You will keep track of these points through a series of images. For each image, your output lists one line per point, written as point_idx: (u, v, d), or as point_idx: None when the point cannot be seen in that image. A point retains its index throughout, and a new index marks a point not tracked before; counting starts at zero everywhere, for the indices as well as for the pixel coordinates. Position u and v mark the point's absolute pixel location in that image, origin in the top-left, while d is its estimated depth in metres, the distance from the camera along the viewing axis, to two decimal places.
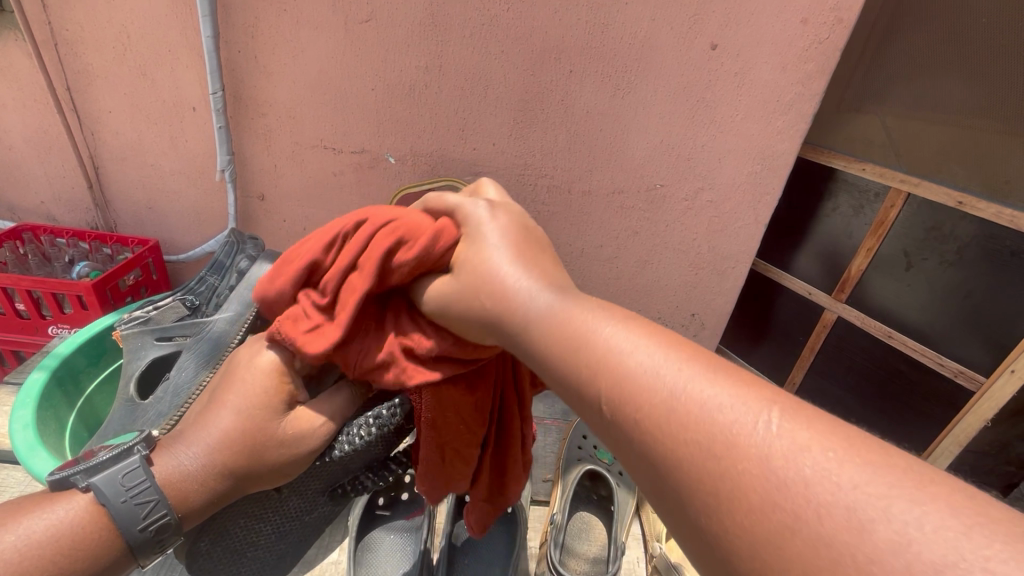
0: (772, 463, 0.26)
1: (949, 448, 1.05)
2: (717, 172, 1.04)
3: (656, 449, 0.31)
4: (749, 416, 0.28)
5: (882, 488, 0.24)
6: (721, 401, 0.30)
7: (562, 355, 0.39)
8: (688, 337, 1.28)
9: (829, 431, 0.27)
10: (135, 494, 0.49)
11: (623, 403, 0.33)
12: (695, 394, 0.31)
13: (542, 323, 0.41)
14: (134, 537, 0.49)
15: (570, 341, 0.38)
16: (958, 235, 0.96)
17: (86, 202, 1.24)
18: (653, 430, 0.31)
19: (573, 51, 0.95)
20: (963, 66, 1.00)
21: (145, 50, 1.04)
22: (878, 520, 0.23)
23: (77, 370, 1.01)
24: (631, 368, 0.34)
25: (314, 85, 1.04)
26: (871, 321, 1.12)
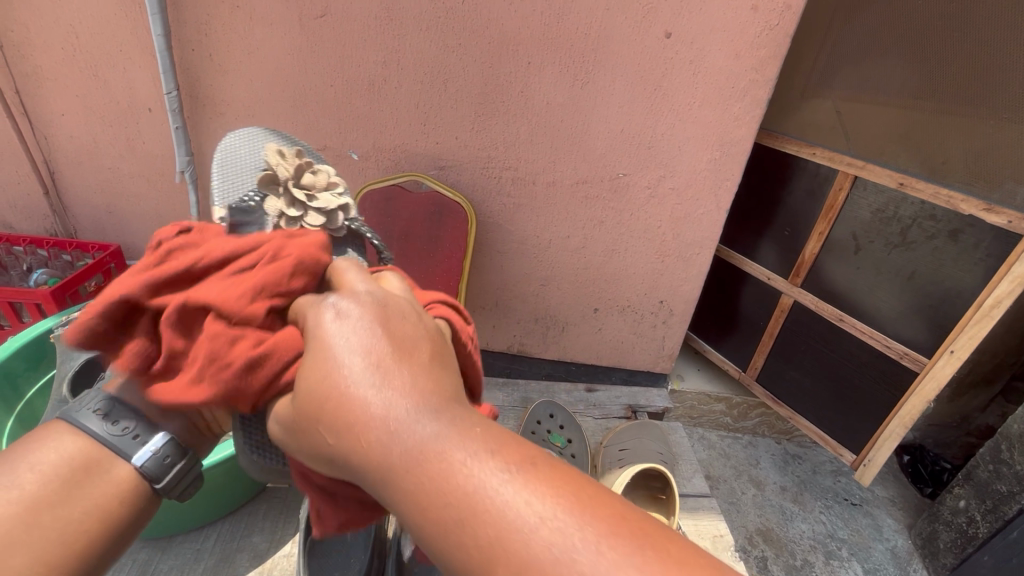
0: (510, 525, 0.28)
1: (896, 430, 1.06)
2: (677, 159, 1.06)
3: (425, 506, 0.31)
4: (507, 486, 0.29)
5: (594, 550, 0.27)
6: (507, 499, 0.29)
7: (353, 446, 0.34)
8: (658, 324, 1.29)
9: (603, 521, 0.28)
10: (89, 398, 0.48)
11: (420, 504, 0.31)
12: (503, 506, 0.29)
13: (372, 429, 0.33)
14: (104, 437, 0.46)
15: (376, 457, 0.33)
16: (901, 217, 0.99)
17: (42, 208, 1.22)
18: (426, 513, 0.30)
19: (530, 43, 0.96)
20: (902, 53, 1.04)
21: (96, 50, 1.02)
22: (570, 549, 0.27)
23: (15, 375, 0.99)
24: (454, 460, 0.31)
25: (272, 82, 1.03)
26: (824, 304, 1.14)
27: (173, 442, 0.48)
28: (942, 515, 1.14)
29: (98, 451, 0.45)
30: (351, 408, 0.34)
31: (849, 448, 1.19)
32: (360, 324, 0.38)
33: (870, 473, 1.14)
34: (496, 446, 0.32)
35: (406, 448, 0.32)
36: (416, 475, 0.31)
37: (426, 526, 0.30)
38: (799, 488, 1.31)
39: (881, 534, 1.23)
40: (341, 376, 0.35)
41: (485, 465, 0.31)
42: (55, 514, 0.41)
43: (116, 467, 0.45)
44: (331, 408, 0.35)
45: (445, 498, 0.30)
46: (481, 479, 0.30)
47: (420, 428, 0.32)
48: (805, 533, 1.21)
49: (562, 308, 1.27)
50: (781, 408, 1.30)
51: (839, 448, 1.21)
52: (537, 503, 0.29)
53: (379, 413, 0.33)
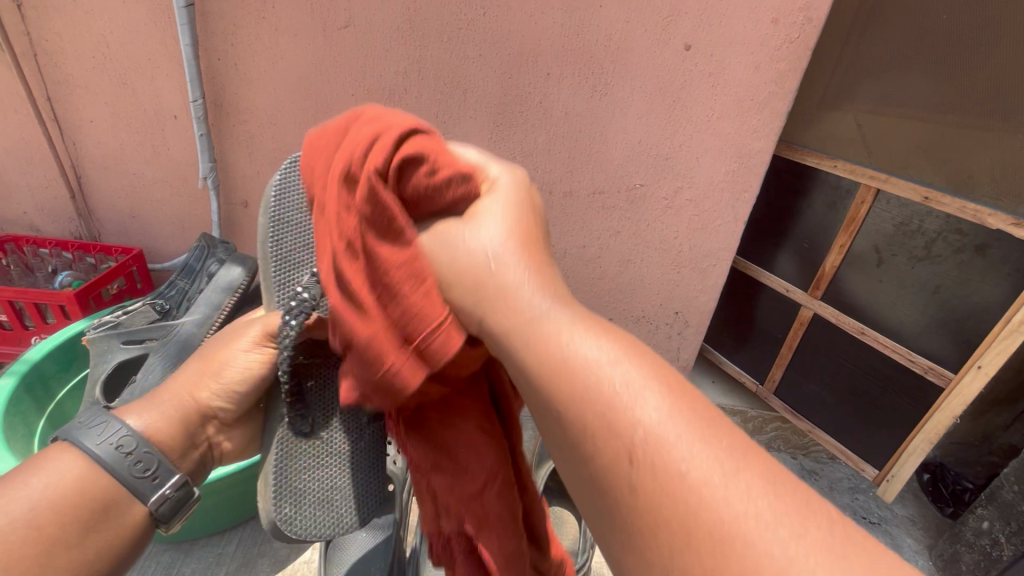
0: (686, 480, 0.29)
1: (921, 445, 1.04)
2: (695, 170, 1.05)
3: (628, 489, 0.31)
4: (692, 450, 0.30)
5: (763, 500, 0.28)
6: (672, 433, 0.31)
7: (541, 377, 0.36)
8: (672, 336, 1.28)
9: (761, 478, 0.29)
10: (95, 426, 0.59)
11: (638, 498, 0.30)
12: (684, 460, 0.30)
13: (561, 358, 0.36)
14: (107, 459, 0.57)
15: (556, 383, 0.35)
16: (925, 231, 0.97)
17: (69, 212, 1.24)
18: (635, 492, 0.31)
19: (550, 54, 0.96)
20: (925, 66, 1.01)
21: (125, 59, 1.04)
22: (755, 523, 0.27)
23: (47, 375, 1.01)
24: (643, 429, 0.31)
25: (295, 91, 1.04)
26: (845, 318, 1.13)
27: (181, 484, 0.61)
28: (964, 536, 1.11)
29: (101, 475, 0.56)
30: (544, 339, 0.37)
31: (870, 463, 1.18)
32: (483, 219, 0.45)
33: (894, 488, 1.13)
34: (666, 385, 0.34)
35: (611, 395, 0.33)
36: (599, 410, 0.33)
37: (597, 456, 0.33)
38: None
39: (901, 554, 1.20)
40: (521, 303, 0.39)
41: (643, 392, 0.33)
42: (68, 553, 0.52)
43: (131, 503, 0.58)
44: (505, 327, 0.39)
45: (658, 481, 0.30)
46: (662, 433, 0.31)
47: (619, 373, 0.34)
48: None
49: None
50: (800, 422, 1.28)
51: (860, 463, 1.19)
52: (717, 468, 0.29)
53: (584, 356, 0.35)
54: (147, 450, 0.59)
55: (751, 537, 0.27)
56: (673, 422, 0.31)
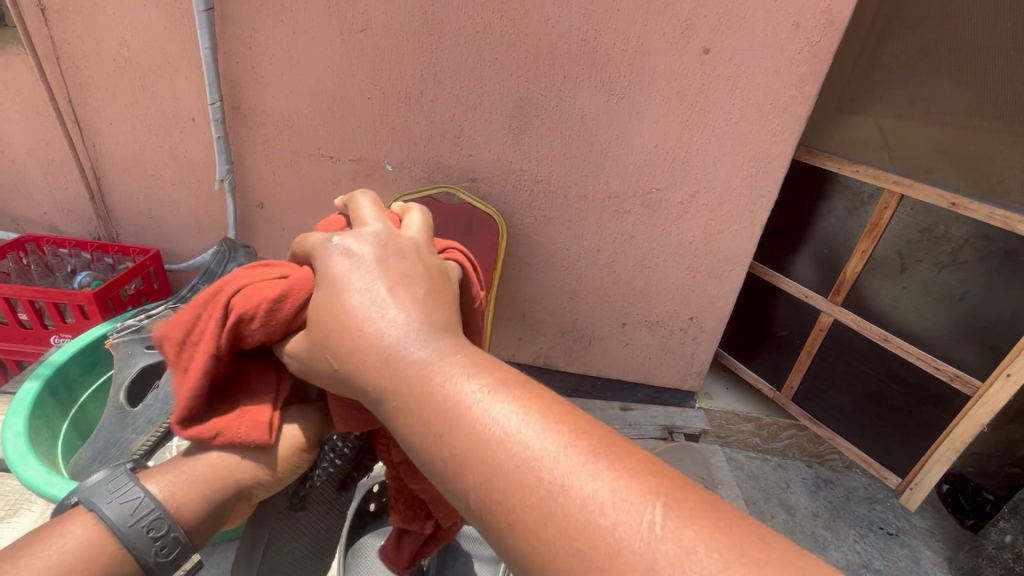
0: (584, 511, 0.28)
1: (946, 454, 1.02)
2: (712, 174, 1.04)
3: (510, 505, 0.30)
4: (592, 479, 0.29)
5: (706, 545, 0.26)
6: (598, 493, 0.28)
7: (406, 391, 0.36)
8: (687, 341, 1.27)
9: (692, 516, 0.27)
10: None
11: (510, 500, 0.30)
12: (587, 491, 0.28)
13: (438, 385, 0.35)
14: (125, 536, 0.39)
15: (451, 420, 0.33)
16: (952, 237, 0.96)
17: (88, 213, 1.26)
18: (521, 512, 0.30)
19: (566, 57, 0.96)
20: (955, 71, 1.00)
21: (145, 62, 1.06)
22: (649, 533, 0.26)
23: (71, 379, 1.02)
24: (530, 449, 0.31)
25: (312, 95, 1.05)
26: (867, 324, 1.11)
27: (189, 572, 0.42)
28: (985, 549, 1.10)
29: None
30: (418, 370, 0.36)
31: (894, 471, 1.15)
32: (368, 265, 0.41)
33: (917, 497, 1.11)
34: (530, 400, 0.34)
35: (492, 438, 0.32)
36: (501, 463, 0.31)
37: (474, 481, 0.32)
38: (832, 514, 1.26)
39: (920, 566, 1.18)
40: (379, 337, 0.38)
41: (515, 417, 0.33)
42: None
43: None
44: (381, 371, 0.37)
45: (526, 506, 0.30)
46: (537, 438, 0.31)
47: (500, 414, 0.33)
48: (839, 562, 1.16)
49: (590, 321, 1.26)
50: (819, 428, 1.26)
51: (882, 471, 1.17)
52: (605, 478, 0.29)
53: (464, 387, 0.35)
54: None
55: (640, 550, 0.26)
56: (591, 478, 0.29)
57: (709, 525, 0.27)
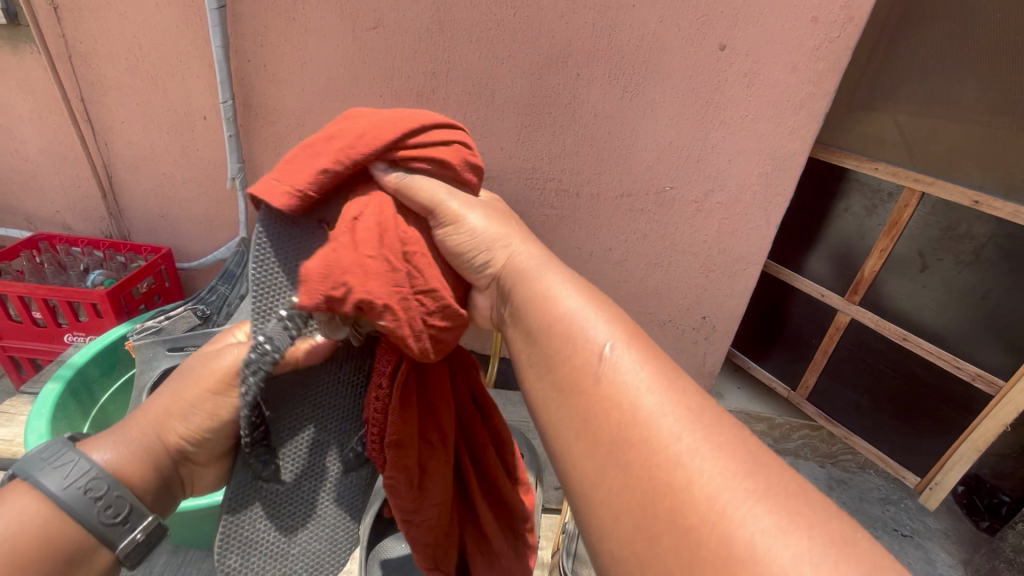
0: (687, 466, 0.33)
1: (967, 453, 1.02)
2: (727, 172, 1.03)
3: (627, 453, 0.35)
4: (700, 455, 0.33)
5: (810, 557, 0.28)
6: (689, 441, 0.34)
7: (562, 354, 0.42)
8: (700, 340, 1.26)
9: (792, 509, 0.31)
10: (55, 463, 0.44)
11: (627, 447, 0.35)
12: (695, 463, 0.33)
13: (581, 343, 0.41)
14: (64, 498, 0.42)
15: (575, 353, 0.41)
16: (974, 235, 0.94)
17: (100, 211, 1.27)
18: (638, 472, 0.34)
19: (580, 54, 0.95)
20: (977, 66, 0.98)
21: (157, 60, 1.05)
22: (752, 518, 0.30)
23: (91, 380, 1.02)
24: (664, 424, 0.35)
25: (323, 93, 1.05)
26: (886, 324, 1.09)
27: (156, 528, 0.46)
28: (1003, 552, 1.10)
29: (61, 519, 0.42)
30: (564, 323, 0.43)
31: (911, 470, 1.15)
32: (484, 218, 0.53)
33: (937, 496, 1.11)
34: (653, 370, 0.39)
35: (620, 390, 0.38)
36: (625, 418, 0.36)
37: (592, 439, 0.37)
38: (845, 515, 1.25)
39: (935, 568, 1.17)
40: (533, 294, 0.47)
41: (641, 373, 0.39)
42: None
43: (98, 554, 0.44)
44: (538, 312, 0.45)
45: (640, 446, 0.35)
46: (661, 415, 0.36)
47: (629, 369, 0.39)
48: None
49: None
50: (835, 427, 1.25)
51: (900, 470, 1.17)
52: (689, 434, 0.35)
53: (605, 349, 0.40)
54: (122, 492, 0.44)
55: (752, 533, 0.29)
56: (700, 456, 0.33)
57: (785, 503, 0.31)
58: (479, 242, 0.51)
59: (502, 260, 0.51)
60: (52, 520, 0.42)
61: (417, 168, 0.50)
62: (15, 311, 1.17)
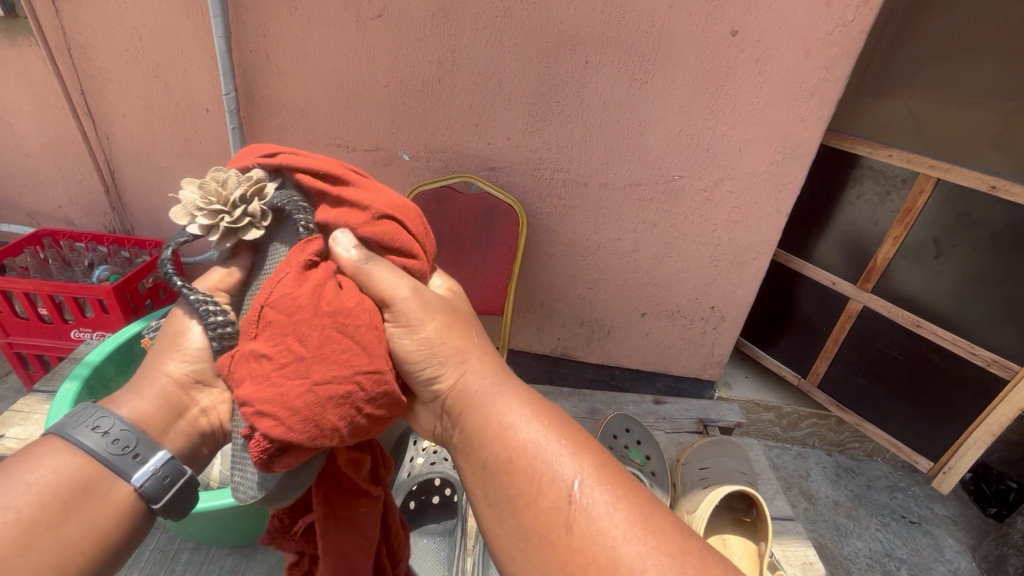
0: (637, 573, 0.37)
1: (982, 438, 1.03)
2: (737, 161, 1.02)
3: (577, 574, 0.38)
4: (644, 551, 0.38)
5: None
6: (636, 552, 0.38)
7: (514, 481, 0.43)
8: (708, 330, 1.25)
9: None
10: (75, 415, 0.46)
11: (581, 565, 0.38)
12: (641, 566, 0.37)
13: (533, 462, 0.43)
14: (87, 449, 0.45)
15: (530, 481, 0.42)
16: (991, 221, 0.94)
17: (103, 206, 1.26)
18: (587, 574, 0.38)
19: (589, 41, 0.93)
20: (996, 51, 0.97)
21: (158, 51, 1.04)
22: None
23: (109, 377, 1.01)
24: (609, 537, 0.39)
25: (327, 84, 1.03)
26: (899, 310, 1.09)
27: (171, 462, 0.47)
28: (1012, 538, 1.13)
29: (88, 469, 0.44)
30: (512, 444, 0.44)
31: (924, 454, 1.15)
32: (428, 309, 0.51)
33: (950, 480, 1.12)
34: (603, 479, 0.42)
35: (570, 509, 0.40)
36: (580, 539, 0.39)
37: (539, 551, 0.40)
38: (854, 502, 1.26)
39: (943, 554, 1.18)
40: (485, 406, 0.47)
41: (599, 496, 0.41)
42: (50, 541, 0.41)
43: (114, 485, 0.45)
44: (489, 430, 0.45)
45: (596, 564, 0.38)
46: (607, 524, 0.39)
47: (588, 492, 0.41)
48: (862, 550, 1.17)
49: (609, 311, 1.25)
50: (846, 414, 1.25)
51: (913, 455, 1.17)
52: (648, 553, 0.38)
53: (555, 463, 0.43)
54: (125, 428, 0.46)
55: None
56: (645, 553, 0.38)
57: None
58: (427, 351, 0.49)
59: (451, 379, 0.49)
60: (71, 467, 0.44)
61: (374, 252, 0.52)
62: (21, 307, 1.16)
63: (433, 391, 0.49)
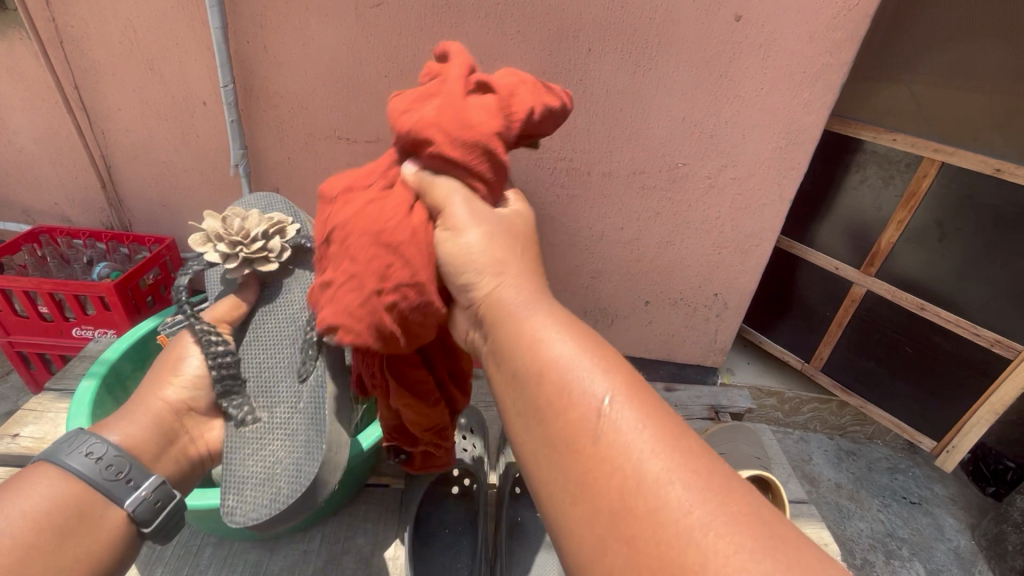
0: (671, 513, 0.33)
1: (987, 415, 1.05)
2: (740, 148, 1.02)
3: (600, 493, 0.36)
4: (681, 488, 0.34)
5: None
6: (674, 482, 0.35)
7: (545, 396, 0.41)
8: (711, 318, 1.26)
9: (773, 547, 0.32)
10: (84, 452, 0.66)
11: (610, 485, 0.36)
12: (675, 499, 0.34)
13: (567, 382, 0.41)
14: (92, 478, 0.65)
15: (563, 405, 0.40)
16: (995, 203, 0.95)
17: (100, 202, 1.24)
18: (606, 492, 0.36)
19: (592, 27, 0.92)
20: (998, 34, 0.98)
21: (153, 43, 1.02)
22: (728, 549, 0.31)
23: (124, 375, 1.01)
24: (641, 467, 0.35)
25: (326, 74, 1.02)
26: (903, 294, 1.10)
27: (155, 487, 0.69)
28: (1013, 515, 1.13)
29: (84, 487, 0.65)
30: (546, 364, 0.42)
31: (927, 434, 1.18)
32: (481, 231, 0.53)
33: (954, 458, 1.14)
34: (648, 416, 0.38)
35: (613, 445, 0.37)
36: (612, 463, 0.36)
37: (569, 474, 0.38)
38: (856, 485, 1.28)
39: (943, 533, 1.20)
40: (524, 328, 0.45)
41: (635, 423, 0.38)
42: (52, 554, 0.60)
43: (109, 509, 0.65)
44: (525, 346, 0.44)
45: (630, 489, 0.35)
46: (640, 455, 0.36)
47: (625, 423, 0.38)
48: (864, 531, 1.19)
49: (612, 300, 1.25)
50: (849, 397, 1.27)
51: (916, 435, 1.19)
52: (690, 493, 0.34)
53: (590, 386, 0.40)
54: (115, 456, 0.68)
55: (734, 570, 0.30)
56: (683, 490, 0.34)
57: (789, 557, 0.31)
58: (470, 257, 0.51)
59: (485, 289, 0.50)
60: (73, 488, 0.64)
61: (440, 173, 0.57)
62: (20, 306, 1.15)
63: (467, 296, 0.52)
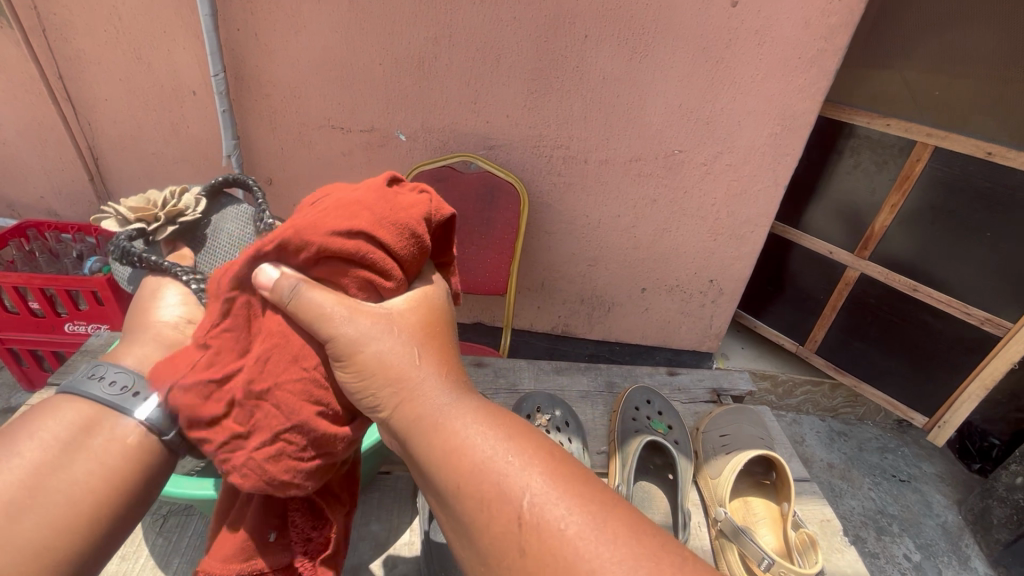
0: (558, 541, 0.34)
1: (976, 391, 1.08)
2: (736, 134, 1.03)
3: (491, 533, 0.36)
4: (570, 516, 0.35)
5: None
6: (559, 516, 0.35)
7: (436, 452, 0.39)
8: (706, 304, 1.27)
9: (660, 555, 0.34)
10: (98, 376, 0.50)
11: (496, 526, 0.36)
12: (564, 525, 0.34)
13: (453, 431, 0.39)
14: (110, 400, 0.48)
15: (448, 450, 0.39)
16: (985, 186, 0.97)
17: (88, 195, 1.22)
18: (496, 532, 0.36)
19: (588, 14, 0.92)
20: (994, 19, 0.98)
21: (140, 32, 1.00)
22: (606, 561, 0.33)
23: None
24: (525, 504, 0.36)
25: (319, 62, 1.00)
26: (895, 275, 1.12)
27: None
28: (997, 491, 1.14)
29: (109, 415, 0.48)
30: (437, 419, 0.40)
31: (919, 410, 1.21)
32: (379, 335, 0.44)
33: (946, 433, 1.17)
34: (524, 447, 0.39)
35: (489, 472, 0.37)
36: (497, 496, 0.36)
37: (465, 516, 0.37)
38: (847, 464, 1.32)
39: (931, 509, 1.24)
40: (422, 397, 0.42)
41: (520, 462, 0.38)
42: (60, 481, 0.43)
43: (121, 425, 0.48)
44: (419, 411, 0.41)
45: (511, 529, 0.35)
46: (523, 487, 0.36)
47: (503, 456, 0.38)
48: (856, 509, 1.22)
49: (609, 288, 1.26)
50: (844, 377, 1.29)
51: (908, 412, 1.22)
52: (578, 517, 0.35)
53: (469, 434, 0.39)
54: (122, 373, 0.50)
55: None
56: (570, 517, 0.35)
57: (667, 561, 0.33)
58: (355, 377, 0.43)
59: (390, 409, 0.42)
60: (94, 417, 0.47)
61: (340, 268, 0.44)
62: (11, 302, 1.13)
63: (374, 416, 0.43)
